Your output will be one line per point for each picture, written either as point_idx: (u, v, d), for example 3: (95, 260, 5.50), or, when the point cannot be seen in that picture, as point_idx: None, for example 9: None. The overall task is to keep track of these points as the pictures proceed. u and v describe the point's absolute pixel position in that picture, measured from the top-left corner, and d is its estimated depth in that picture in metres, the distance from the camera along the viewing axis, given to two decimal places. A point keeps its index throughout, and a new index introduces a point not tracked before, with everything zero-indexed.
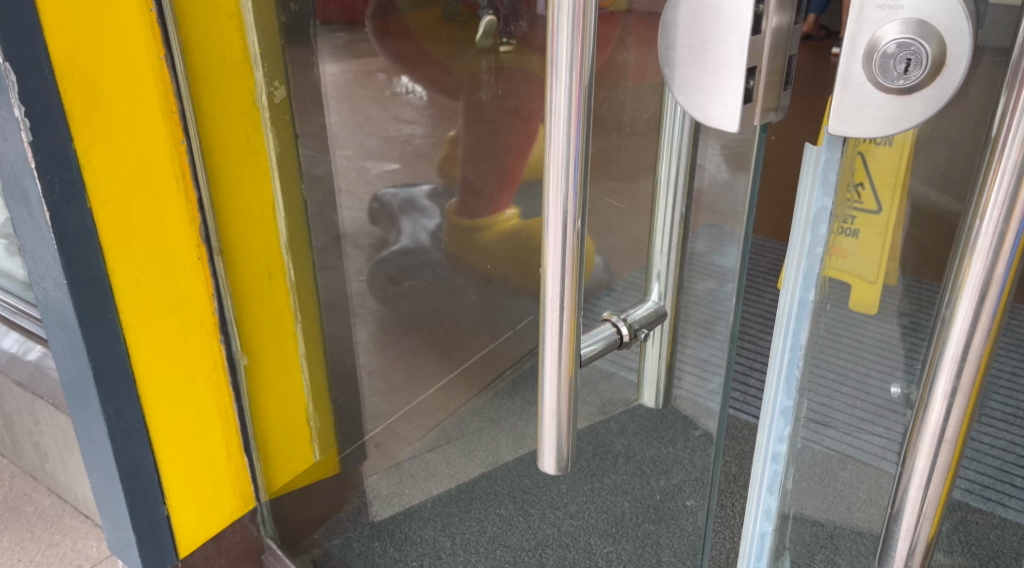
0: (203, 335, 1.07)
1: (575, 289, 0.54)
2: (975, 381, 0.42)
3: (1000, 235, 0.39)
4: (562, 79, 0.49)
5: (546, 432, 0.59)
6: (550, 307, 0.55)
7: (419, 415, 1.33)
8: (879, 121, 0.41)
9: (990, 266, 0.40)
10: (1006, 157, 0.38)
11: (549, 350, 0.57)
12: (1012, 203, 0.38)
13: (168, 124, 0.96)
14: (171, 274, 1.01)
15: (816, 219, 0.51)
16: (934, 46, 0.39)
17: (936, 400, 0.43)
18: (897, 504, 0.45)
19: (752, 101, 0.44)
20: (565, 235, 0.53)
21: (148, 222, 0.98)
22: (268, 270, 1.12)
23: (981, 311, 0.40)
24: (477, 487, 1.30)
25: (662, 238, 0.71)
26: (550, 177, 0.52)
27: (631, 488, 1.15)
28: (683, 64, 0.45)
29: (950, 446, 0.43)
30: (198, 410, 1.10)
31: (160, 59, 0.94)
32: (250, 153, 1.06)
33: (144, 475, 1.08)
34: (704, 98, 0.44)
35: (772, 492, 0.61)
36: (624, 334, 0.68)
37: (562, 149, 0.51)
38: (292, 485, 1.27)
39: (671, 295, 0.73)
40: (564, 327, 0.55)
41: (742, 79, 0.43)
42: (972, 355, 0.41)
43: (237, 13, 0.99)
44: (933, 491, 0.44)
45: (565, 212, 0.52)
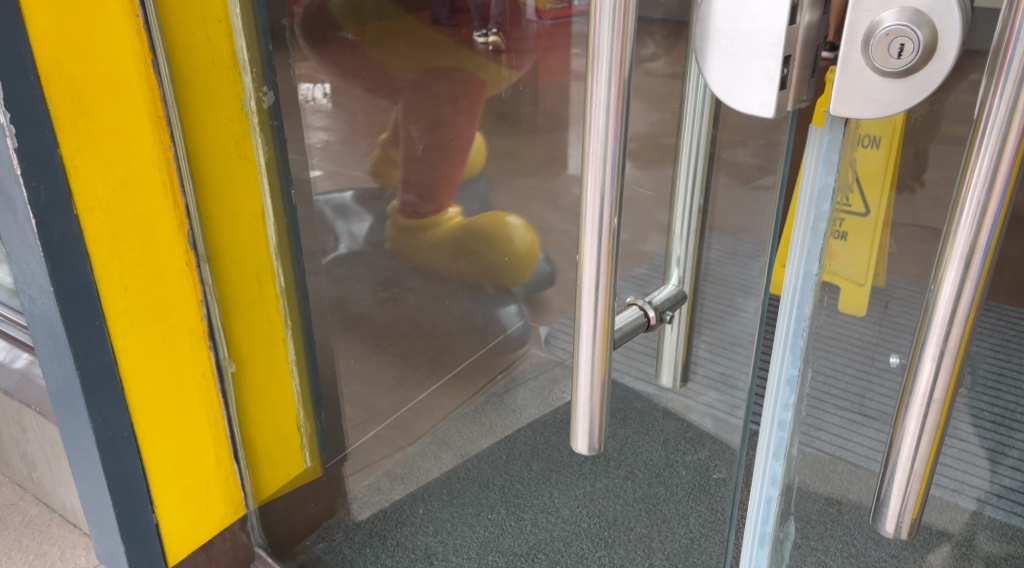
0: (192, 341, 1.07)
1: (610, 276, 0.53)
2: (958, 352, 0.42)
3: (983, 207, 0.39)
4: (602, 74, 0.48)
5: (580, 422, 0.57)
6: (584, 305, 0.54)
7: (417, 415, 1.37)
8: (877, 103, 0.41)
9: (974, 236, 0.40)
10: (986, 136, 0.39)
11: (584, 334, 0.56)
12: (992, 179, 0.39)
13: (155, 130, 0.96)
14: (160, 280, 1.01)
15: (819, 199, 0.51)
16: (927, 33, 0.39)
17: (925, 362, 0.43)
18: (888, 472, 0.46)
19: (787, 89, 0.43)
20: (601, 231, 0.51)
21: (137, 228, 0.97)
22: (258, 274, 1.13)
23: (964, 280, 0.41)
24: (468, 493, 1.34)
25: (683, 223, 0.73)
26: (588, 175, 0.51)
27: (623, 493, 1.23)
28: (718, 56, 0.44)
29: (938, 406, 0.43)
30: (187, 416, 1.09)
31: (147, 65, 0.93)
32: (239, 159, 1.07)
33: (133, 484, 1.06)
34: (728, 85, 0.44)
35: (778, 458, 0.61)
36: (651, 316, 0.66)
37: (600, 159, 0.50)
38: (278, 493, 1.26)
39: (689, 280, 0.74)
40: (598, 318, 0.54)
41: (778, 67, 0.42)
42: (959, 318, 0.41)
43: (225, 18, 1.00)
44: (919, 460, 0.45)
45: (603, 208, 0.51)
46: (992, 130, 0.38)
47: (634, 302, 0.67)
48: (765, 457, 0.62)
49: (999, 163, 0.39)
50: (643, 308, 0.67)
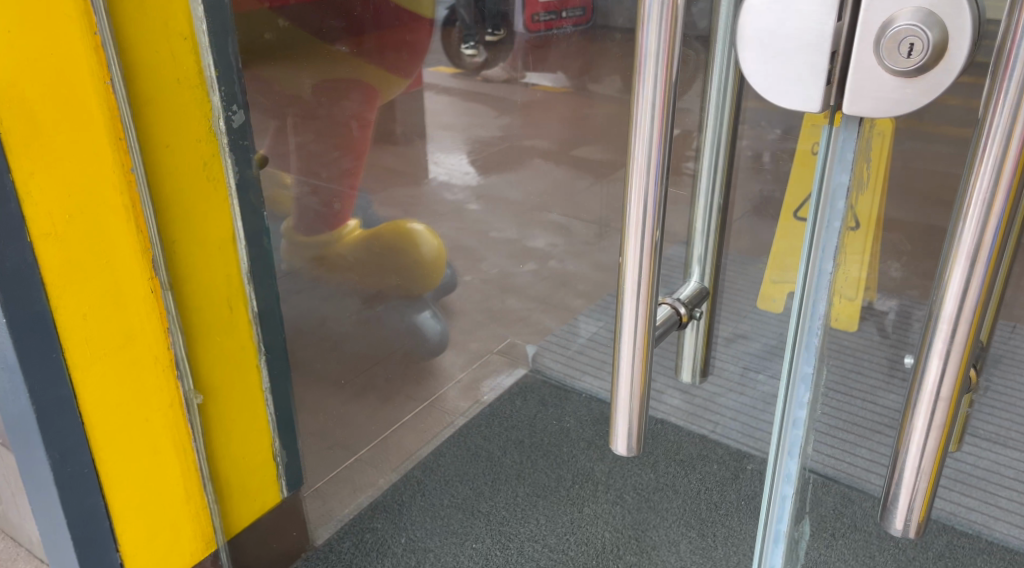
0: (158, 371, 1.02)
1: (652, 285, 0.49)
2: (963, 352, 0.42)
3: (987, 207, 0.38)
4: (651, 67, 0.43)
5: (620, 422, 0.52)
6: (627, 309, 0.49)
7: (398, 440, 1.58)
8: (888, 102, 0.41)
9: (978, 235, 0.39)
10: (993, 136, 0.37)
11: (625, 345, 0.51)
12: (994, 184, 0.38)
13: (115, 152, 0.91)
14: (122, 309, 0.96)
15: (832, 197, 0.48)
16: (936, 33, 0.39)
17: (931, 362, 0.42)
18: (897, 464, 0.46)
19: (831, 84, 0.42)
20: (645, 242, 0.47)
21: (96, 254, 0.92)
22: (228, 300, 1.09)
23: (970, 280, 0.40)
24: (454, 520, 1.42)
25: (705, 221, 0.61)
26: (634, 180, 0.46)
27: (611, 518, 1.36)
28: (753, 57, 0.43)
29: (945, 404, 0.43)
30: (153, 449, 1.04)
31: (105, 85, 0.88)
32: (207, 180, 1.02)
33: (94, 519, 1.01)
34: (772, 81, 0.43)
35: (789, 480, 0.60)
36: (683, 313, 0.59)
37: (645, 148, 0.45)
38: (248, 524, 1.22)
39: (712, 277, 0.63)
40: (641, 324, 0.49)
41: (824, 63, 0.41)
42: (965, 316, 0.41)
43: (190, 35, 0.96)
44: (927, 456, 0.45)
45: (645, 214, 0.46)
46: (995, 132, 0.37)
47: (665, 300, 0.59)
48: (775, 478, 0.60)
49: (1003, 165, 0.38)
50: (676, 306, 0.59)
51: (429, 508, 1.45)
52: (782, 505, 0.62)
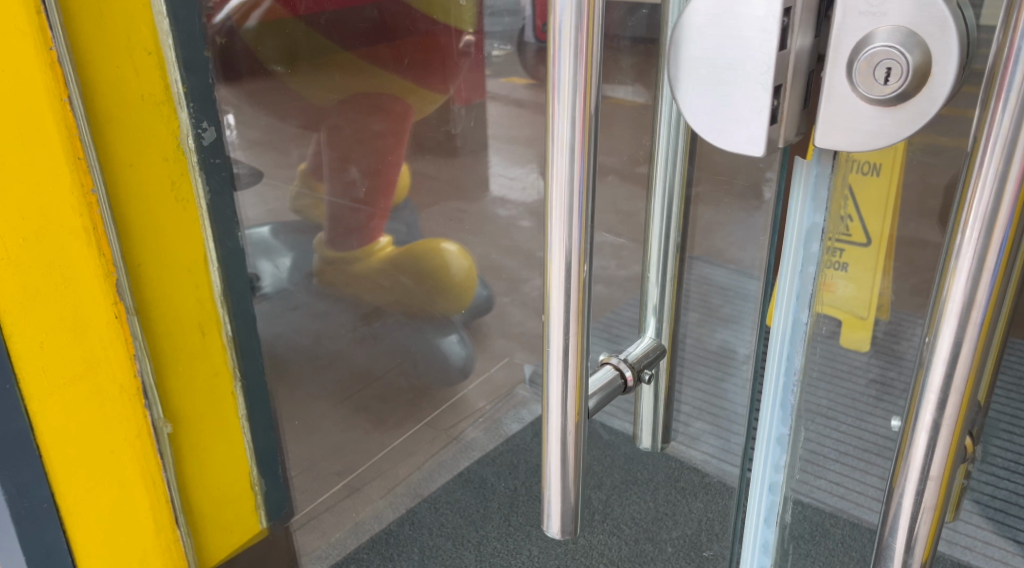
0: (124, 400, 0.97)
1: (580, 333, 0.47)
2: (956, 424, 0.38)
3: (986, 240, 0.35)
4: (566, 104, 0.43)
5: (552, 495, 0.50)
6: (552, 371, 0.48)
7: (398, 455, 1.57)
8: (864, 134, 0.39)
9: (970, 292, 0.36)
10: (985, 170, 0.35)
11: (554, 395, 0.48)
12: (991, 221, 0.35)
13: (74, 172, 0.86)
14: (83, 338, 0.92)
15: (807, 237, 0.50)
16: (917, 56, 0.37)
17: (919, 433, 0.39)
18: (886, 531, 0.42)
19: (777, 124, 0.40)
20: (569, 293, 0.46)
21: (55, 280, 0.88)
22: (200, 325, 1.06)
23: (962, 338, 0.37)
24: (444, 552, 1.39)
25: (660, 266, 0.60)
26: (552, 222, 0.45)
27: (608, 551, 1.29)
28: (697, 87, 0.41)
29: (936, 483, 0.39)
30: (119, 481, 1.00)
31: (63, 101, 0.84)
32: (176, 202, 0.99)
33: (54, 560, 0.99)
34: (711, 119, 0.41)
35: (766, 550, 0.63)
36: (628, 376, 0.55)
37: (566, 189, 0.44)
38: (224, 560, 1.17)
39: (668, 334, 0.61)
40: (569, 387, 0.48)
41: (767, 99, 0.39)
42: (959, 375, 0.38)
43: (156, 50, 0.92)
44: (919, 539, 0.41)
45: (570, 254, 0.45)
46: (989, 165, 0.35)
47: (609, 362, 0.55)
48: (753, 549, 0.63)
49: (1000, 199, 0.35)
50: (620, 369, 0.55)
51: (419, 538, 1.43)
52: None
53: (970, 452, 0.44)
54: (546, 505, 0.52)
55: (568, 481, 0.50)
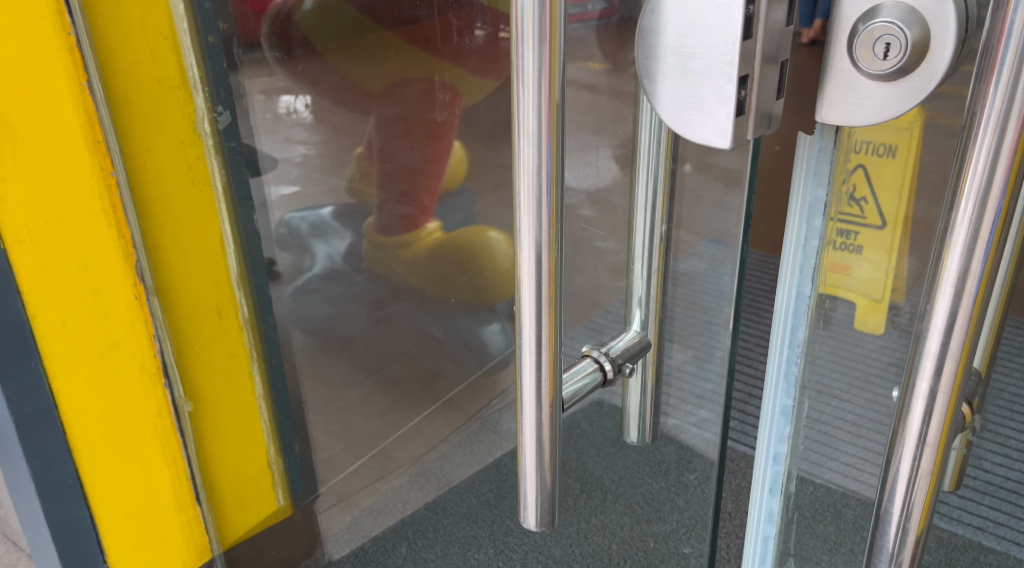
0: (145, 379, 1.03)
1: (552, 329, 0.49)
2: (952, 393, 0.40)
3: (980, 213, 0.36)
4: (530, 97, 0.44)
5: (529, 484, 0.53)
6: (525, 362, 0.50)
7: (408, 442, 1.49)
8: (867, 109, 0.40)
9: (965, 263, 0.37)
10: (980, 144, 0.36)
11: (527, 369, 0.50)
12: (984, 193, 0.36)
13: (93, 155, 0.91)
14: (105, 317, 0.98)
15: (810, 212, 0.52)
16: (916, 32, 0.38)
17: (916, 401, 0.40)
18: (884, 502, 0.43)
19: (743, 115, 0.40)
20: (539, 284, 0.48)
21: (75, 262, 0.93)
22: (218, 306, 1.10)
23: (957, 310, 0.38)
24: (456, 533, 1.41)
25: (643, 262, 0.62)
26: (520, 217, 0.47)
27: (619, 531, 1.30)
28: (668, 76, 0.41)
29: (932, 450, 0.41)
30: (142, 458, 1.07)
31: (81, 86, 0.88)
32: (193, 184, 1.03)
33: (80, 534, 1.06)
34: (678, 110, 0.41)
35: (771, 518, 0.67)
36: (608, 371, 0.60)
37: (533, 180, 0.45)
38: (244, 536, 1.26)
39: (654, 325, 0.64)
40: (543, 377, 0.50)
41: (732, 90, 0.39)
42: (953, 348, 0.39)
43: (170, 34, 0.95)
44: (916, 505, 0.42)
45: (539, 241, 0.47)
46: (982, 140, 0.36)
47: (589, 355, 0.60)
48: (759, 514, 0.68)
49: (992, 175, 0.36)
50: (599, 363, 0.60)
51: (435, 519, 1.44)
52: (761, 546, 0.69)
53: (968, 421, 0.45)
54: (523, 499, 0.55)
55: (544, 474, 0.52)
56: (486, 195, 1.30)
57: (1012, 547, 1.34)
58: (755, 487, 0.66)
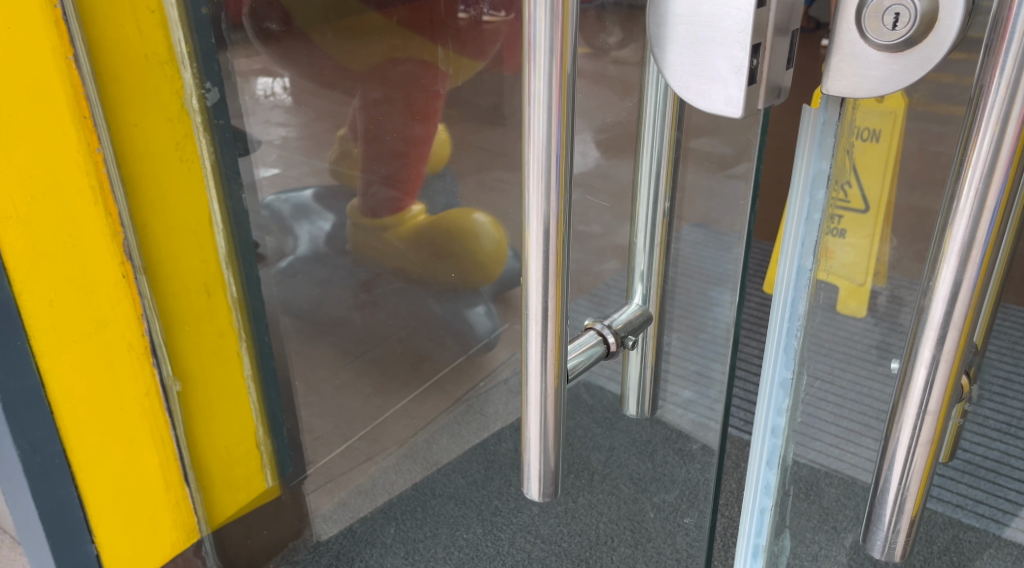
0: (132, 358, 1.04)
1: (560, 299, 0.49)
2: (953, 361, 0.40)
3: (986, 182, 0.37)
4: (541, 66, 0.44)
5: (533, 461, 0.54)
6: (532, 333, 0.50)
7: (391, 427, 1.46)
8: (874, 80, 0.40)
9: (970, 233, 0.38)
10: (988, 112, 0.36)
11: (533, 341, 0.51)
12: (992, 163, 0.36)
13: (80, 131, 0.91)
14: (92, 296, 0.97)
15: (813, 185, 0.52)
16: (924, 3, 0.38)
17: (919, 368, 0.41)
18: (884, 473, 0.44)
19: (755, 84, 0.40)
20: (547, 257, 0.48)
21: (62, 240, 0.93)
22: (206, 285, 1.10)
23: (962, 279, 0.38)
24: (444, 513, 1.43)
25: (646, 236, 0.63)
26: (529, 190, 0.47)
27: (607, 510, 1.32)
28: (680, 45, 0.41)
29: (932, 419, 0.41)
30: (130, 438, 1.07)
31: (67, 60, 0.88)
32: (181, 162, 1.02)
33: (68, 514, 1.06)
34: (690, 79, 0.41)
35: (767, 491, 0.67)
36: (611, 343, 0.61)
37: (542, 152, 0.45)
38: (232, 517, 1.26)
39: (656, 299, 0.65)
40: (549, 350, 0.51)
41: (744, 58, 0.39)
42: (956, 320, 0.39)
43: (158, 9, 0.94)
44: (914, 475, 0.43)
45: (547, 213, 0.47)
46: (991, 111, 0.36)
47: (592, 328, 0.61)
48: (756, 489, 0.68)
49: (999, 146, 0.36)
50: (603, 335, 0.61)
51: (423, 498, 1.46)
52: (757, 517, 0.70)
53: (967, 392, 0.46)
54: (527, 471, 0.55)
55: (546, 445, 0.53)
56: (471, 176, 1.20)
57: (991, 523, 1.37)
58: (751, 462, 0.67)
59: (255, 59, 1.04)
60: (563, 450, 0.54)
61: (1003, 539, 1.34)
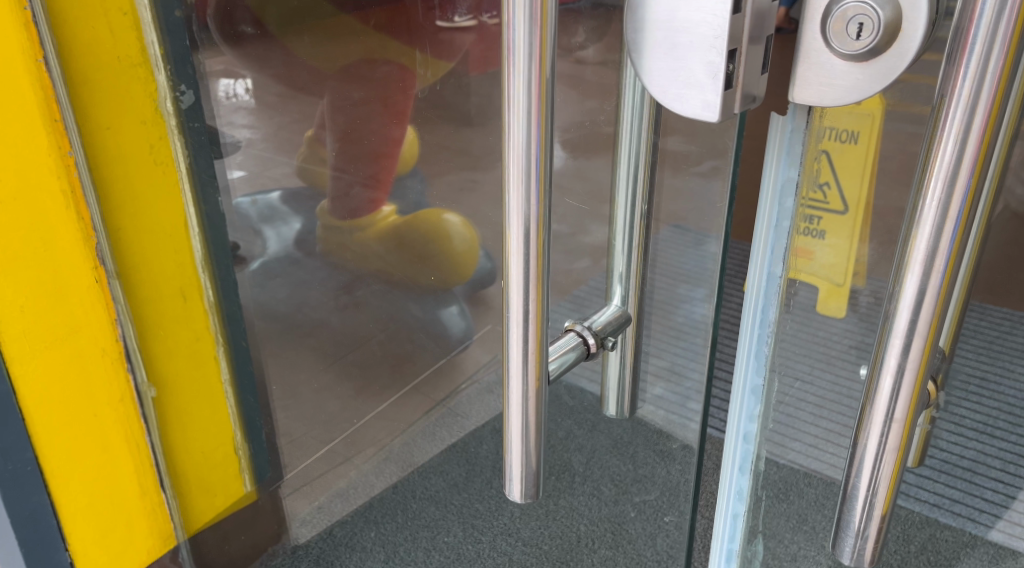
0: (106, 363, 1.03)
1: (540, 302, 0.49)
2: (919, 368, 0.40)
3: (950, 190, 0.37)
4: (521, 70, 0.43)
5: (514, 460, 0.53)
6: (512, 336, 0.50)
7: (369, 433, 1.48)
8: (839, 89, 0.40)
9: (934, 241, 0.38)
10: (950, 122, 0.36)
11: (514, 345, 0.50)
12: (954, 172, 0.36)
13: (51, 135, 0.90)
14: (65, 300, 0.97)
15: (782, 192, 0.52)
16: (888, 12, 0.38)
17: (884, 376, 0.41)
18: (852, 479, 0.44)
19: (731, 89, 0.40)
20: (528, 257, 0.48)
21: (34, 245, 0.92)
22: (182, 289, 1.09)
23: (926, 287, 0.38)
24: (426, 516, 1.42)
25: (625, 237, 0.63)
26: (510, 191, 0.46)
27: (587, 512, 1.35)
28: (655, 50, 0.41)
29: (899, 426, 0.41)
30: (103, 444, 1.06)
31: (37, 62, 0.87)
32: (155, 165, 1.02)
33: (41, 522, 1.04)
34: (667, 84, 0.41)
35: (741, 496, 0.68)
36: (591, 344, 0.59)
37: (522, 157, 0.45)
38: (209, 523, 1.25)
39: (635, 300, 0.64)
40: (530, 351, 0.50)
41: (721, 63, 0.39)
42: (921, 327, 0.39)
43: (130, 10, 0.94)
44: (882, 483, 0.43)
45: (527, 217, 0.46)
46: (953, 119, 0.36)
47: (572, 329, 0.60)
48: (729, 493, 0.68)
49: (962, 156, 0.36)
50: (583, 336, 0.59)
51: (402, 502, 1.45)
52: (731, 523, 0.71)
53: (935, 398, 0.46)
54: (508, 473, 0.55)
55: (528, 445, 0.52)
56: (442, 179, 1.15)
57: (967, 523, 1.40)
58: (724, 466, 0.67)
59: (219, 60, 1.03)
60: (544, 456, 0.53)
61: (981, 538, 1.38)
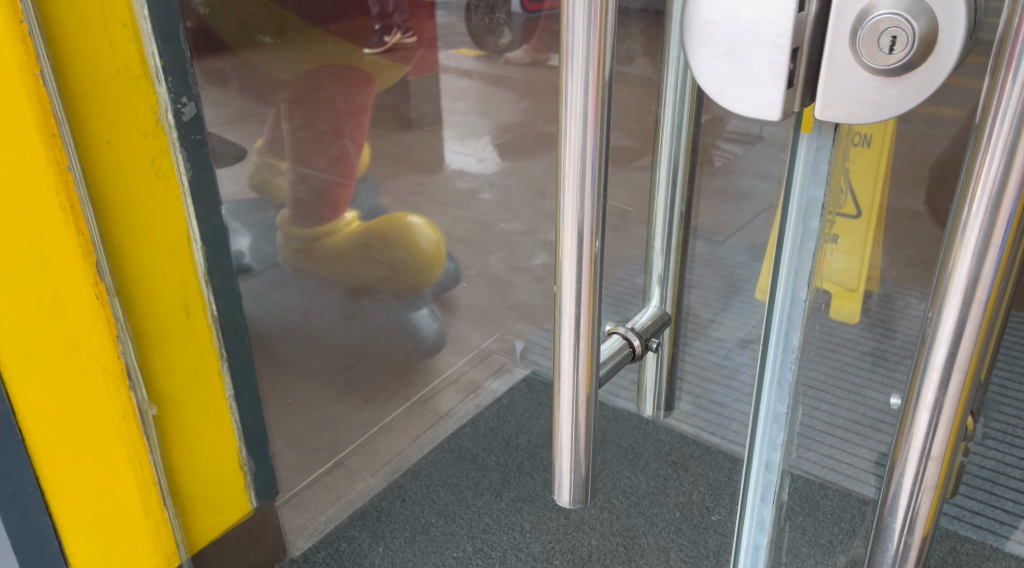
0: (108, 381, 1.01)
1: (592, 312, 0.47)
2: (958, 404, 0.38)
3: (995, 213, 0.34)
4: (579, 75, 0.41)
5: (563, 469, 0.52)
6: (563, 342, 0.48)
7: (372, 455, 1.52)
8: (866, 105, 0.38)
9: (976, 268, 0.35)
10: (994, 138, 0.33)
11: (564, 355, 0.48)
12: (999, 194, 0.34)
13: (50, 149, 0.88)
14: (66, 318, 0.95)
15: (806, 213, 0.49)
16: (922, 24, 0.35)
17: (921, 412, 0.38)
18: (885, 517, 0.41)
19: (793, 87, 0.39)
20: (581, 262, 0.45)
21: (34, 260, 0.90)
22: (184, 304, 1.08)
23: (967, 317, 0.36)
24: (435, 530, 1.40)
25: (665, 236, 0.61)
26: (565, 195, 0.44)
27: (599, 526, 1.32)
28: (708, 52, 0.40)
29: (936, 463, 0.39)
30: (106, 463, 1.04)
31: (36, 76, 0.85)
32: (157, 178, 1.00)
33: (42, 542, 1.03)
34: (726, 85, 0.40)
35: (762, 527, 0.65)
36: (636, 346, 0.56)
37: (578, 161, 0.43)
38: (213, 540, 1.23)
39: (673, 301, 0.62)
40: (580, 360, 0.48)
41: (784, 62, 0.38)
42: (960, 360, 0.37)
43: (130, 21, 0.92)
44: (919, 520, 0.40)
45: (581, 222, 0.44)
46: (999, 136, 0.33)
47: (616, 331, 0.57)
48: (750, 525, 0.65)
49: (1010, 172, 0.34)
50: (627, 337, 0.57)
51: (412, 515, 1.43)
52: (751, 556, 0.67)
53: (973, 431, 0.43)
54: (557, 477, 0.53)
55: (578, 455, 0.51)
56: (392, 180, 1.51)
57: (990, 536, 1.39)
58: (746, 495, 0.64)
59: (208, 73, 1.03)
60: (588, 472, 0.51)
61: (1000, 552, 1.39)
